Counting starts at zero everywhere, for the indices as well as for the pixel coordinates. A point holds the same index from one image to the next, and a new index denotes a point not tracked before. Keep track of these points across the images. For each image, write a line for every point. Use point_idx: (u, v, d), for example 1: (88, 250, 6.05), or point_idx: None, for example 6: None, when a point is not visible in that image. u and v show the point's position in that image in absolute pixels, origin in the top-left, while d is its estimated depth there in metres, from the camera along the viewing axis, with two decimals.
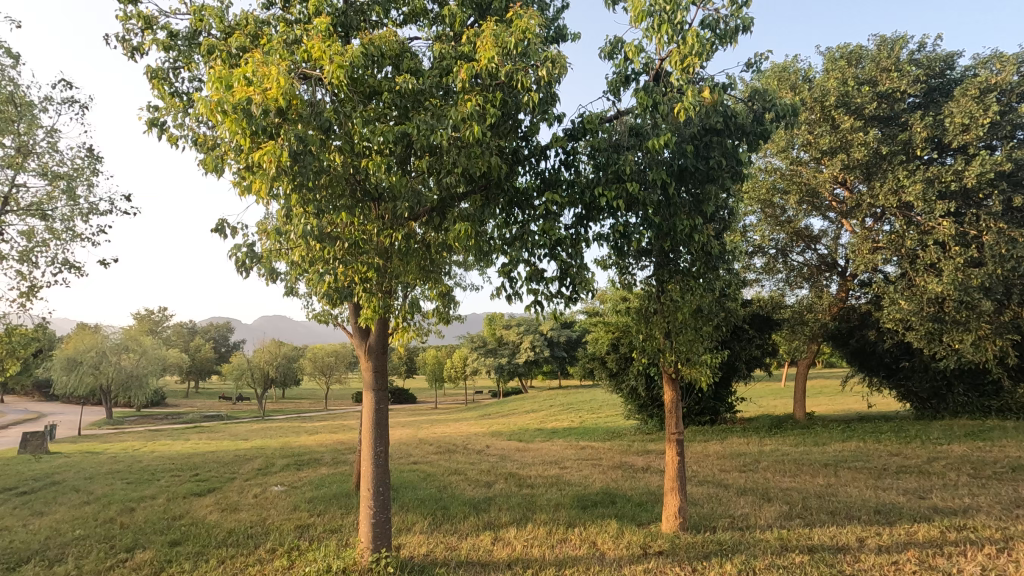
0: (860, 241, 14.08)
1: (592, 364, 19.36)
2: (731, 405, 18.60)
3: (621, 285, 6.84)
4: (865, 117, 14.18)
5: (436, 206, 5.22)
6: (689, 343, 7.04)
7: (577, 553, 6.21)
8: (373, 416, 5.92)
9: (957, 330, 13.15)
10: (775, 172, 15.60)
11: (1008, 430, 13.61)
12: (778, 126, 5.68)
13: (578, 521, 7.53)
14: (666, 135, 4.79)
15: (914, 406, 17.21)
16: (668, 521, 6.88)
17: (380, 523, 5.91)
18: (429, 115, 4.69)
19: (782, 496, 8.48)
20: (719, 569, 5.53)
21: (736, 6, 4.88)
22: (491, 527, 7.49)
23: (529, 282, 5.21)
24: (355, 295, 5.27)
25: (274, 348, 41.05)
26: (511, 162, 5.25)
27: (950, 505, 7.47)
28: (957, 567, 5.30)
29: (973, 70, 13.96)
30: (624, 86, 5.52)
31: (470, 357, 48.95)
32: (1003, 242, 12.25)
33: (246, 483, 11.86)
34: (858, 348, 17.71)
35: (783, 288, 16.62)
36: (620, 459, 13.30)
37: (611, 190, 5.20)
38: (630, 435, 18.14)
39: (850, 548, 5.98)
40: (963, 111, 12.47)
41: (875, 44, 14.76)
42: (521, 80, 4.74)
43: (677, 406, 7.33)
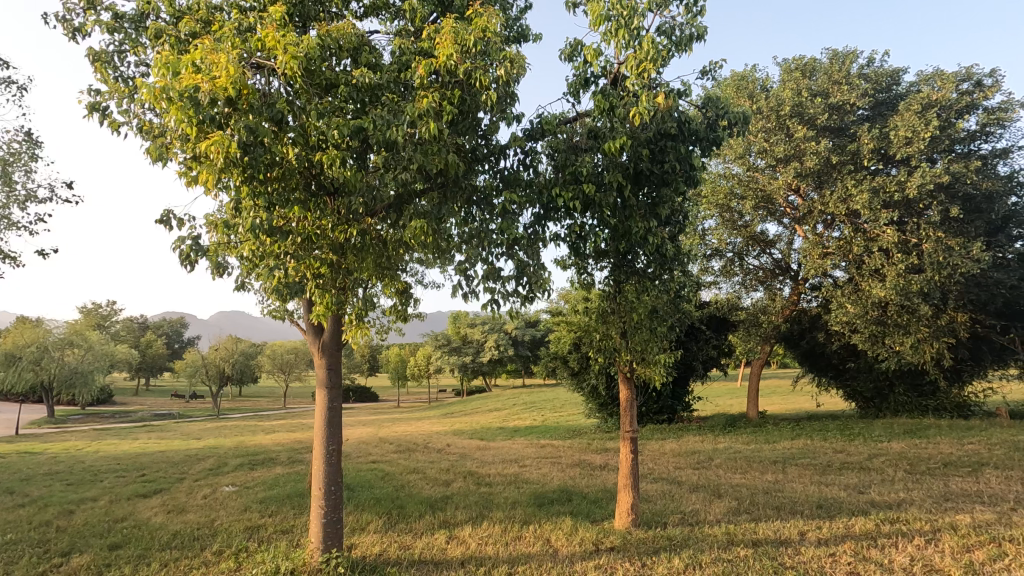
0: (811, 246, 14.62)
1: (554, 363, 19.53)
2: (687, 404, 19.06)
3: (580, 285, 6.93)
4: (818, 128, 14.78)
5: (393, 203, 5.16)
6: (644, 343, 7.18)
7: (530, 551, 6.25)
8: (326, 414, 5.82)
9: (898, 333, 13.83)
10: (733, 177, 16.02)
11: (943, 428, 14.38)
12: (731, 133, 5.82)
13: (534, 518, 7.58)
14: (621, 138, 4.89)
15: (859, 405, 18.02)
16: (621, 517, 7.01)
17: (331, 522, 5.83)
18: (386, 110, 4.66)
19: (731, 492, 8.74)
20: (667, 564, 5.66)
21: (691, 14, 5.00)
22: (446, 525, 7.47)
23: (485, 281, 5.20)
24: (306, 291, 5.17)
25: (231, 344, 39.80)
26: (470, 160, 5.24)
27: (886, 499, 7.86)
28: (888, 558, 5.58)
29: (916, 87, 14.73)
30: (583, 89, 5.58)
31: (433, 356, 48.57)
32: (941, 250, 12.93)
33: (196, 484, 11.48)
34: (809, 349, 18.40)
35: (739, 291, 17.00)
36: (579, 457, 13.47)
37: (568, 191, 5.26)
38: (590, 433, 18.36)
39: (791, 541, 6.22)
40: (907, 125, 13.12)
41: (828, 57, 15.42)
42: (479, 79, 4.74)
43: (632, 405, 7.45)
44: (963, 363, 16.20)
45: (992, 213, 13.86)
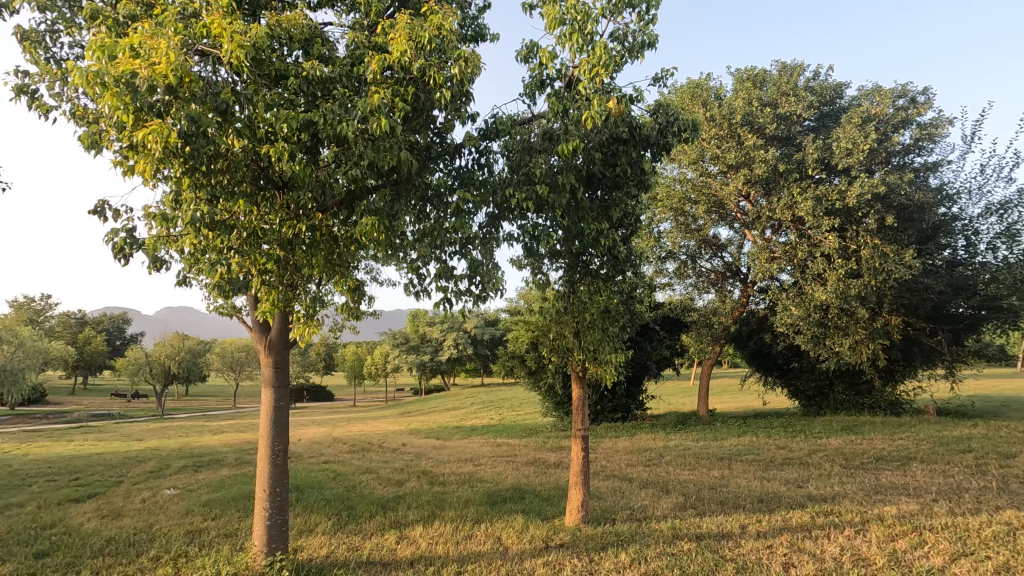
0: (759, 251, 15.20)
1: (511, 362, 19.66)
2: (641, 402, 19.47)
3: (535, 285, 6.97)
4: (767, 136, 15.41)
5: (345, 199, 5.07)
6: (596, 342, 7.30)
7: (480, 549, 6.27)
8: (272, 415, 5.68)
9: (838, 334, 14.58)
10: (687, 182, 16.45)
11: (876, 425, 15.22)
12: (681, 139, 5.96)
13: (485, 517, 7.61)
14: (573, 141, 4.97)
15: (801, 403, 18.95)
16: (571, 514, 7.12)
17: (276, 525, 5.70)
18: (337, 104, 4.57)
19: (679, 488, 9.01)
20: (614, 559, 5.79)
21: (643, 22, 5.12)
22: (397, 525, 7.40)
23: (438, 280, 5.18)
24: (251, 287, 5.04)
25: (177, 341, 38.17)
26: (424, 158, 5.19)
27: (822, 493, 8.26)
28: (821, 548, 5.87)
29: (857, 101, 15.54)
30: (539, 90, 5.63)
31: (391, 354, 47.95)
32: (877, 256, 13.68)
33: (136, 487, 10.98)
34: (756, 350, 19.12)
35: (692, 292, 17.46)
36: (534, 455, 13.58)
37: (521, 191, 5.26)
38: (546, 432, 18.54)
39: (732, 534, 6.46)
40: (849, 137, 13.83)
41: (777, 69, 16.07)
42: (434, 77, 4.71)
43: (584, 405, 7.56)
44: (896, 363, 17.16)
45: (924, 222, 14.72)
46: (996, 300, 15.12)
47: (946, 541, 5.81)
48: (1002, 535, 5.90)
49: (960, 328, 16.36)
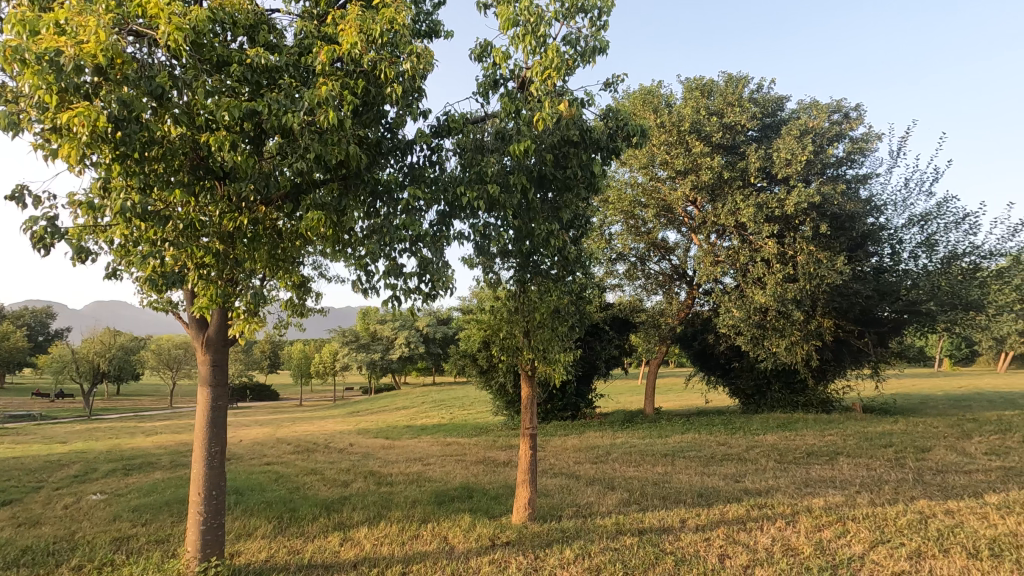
0: (704, 255, 15.75)
1: (463, 360, 19.62)
2: (590, 401, 19.78)
3: (487, 284, 6.95)
4: (713, 144, 15.98)
5: (290, 191, 4.91)
6: (545, 342, 7.39)
7: (426, 549, 6.23)
8: (209, 415, 5.45)
9: (776, 335, 15.31)
10: (638, 186, 16.86)
11: (809, 421, 16.07)
12: (630, 144, 6.08)
13: (432, 516, 7.56)
14: (525, 142, 5.00)
15: (741, 402, 19.76)
16: (517, 512, 7.17)
17: (211, 529, 5.48)
18: (282, 94, 4.42)
19: (624, 484, 9.24)
20: (559, 555, 5.87)
21: (595, 27, 5.20)
22: (341, 527, 7.25)
23: (386, 277, 5.08)
24: (186, 281, 4.82)
25: (107, 338, 35.96)
26: (374, 153, 5.09)
27: (758, 487, 8.66)
28: (754, 539, 6.15)
29: (797, 114, 16.35)
30: (492, 90, 5.63)
31: (340, 352, 46.93)
32: (812, 262, 14.42)
33: (57, 492, 10.27)
34: (700, 350, 19.84)
35: (641, 293, 17.90)
36: (483, 454, 13.59)
37: (472, 190, 5.23)
38: (496, 431, 18.58)
39: (673, 528, 6.68)
40: (788, 148, 14.55)
41: (724, 80, 16.70)
42: (385, 71, 4.63)
43: (533, 404, 7.62)
44: (827, 363, 18.18)
45: (854, 231, 15.66)
46: (916, 305, 16.26)
47: (866, 530, 6.21)
48: (915, 523, 6.36)
49: (884, 331, 17.48)
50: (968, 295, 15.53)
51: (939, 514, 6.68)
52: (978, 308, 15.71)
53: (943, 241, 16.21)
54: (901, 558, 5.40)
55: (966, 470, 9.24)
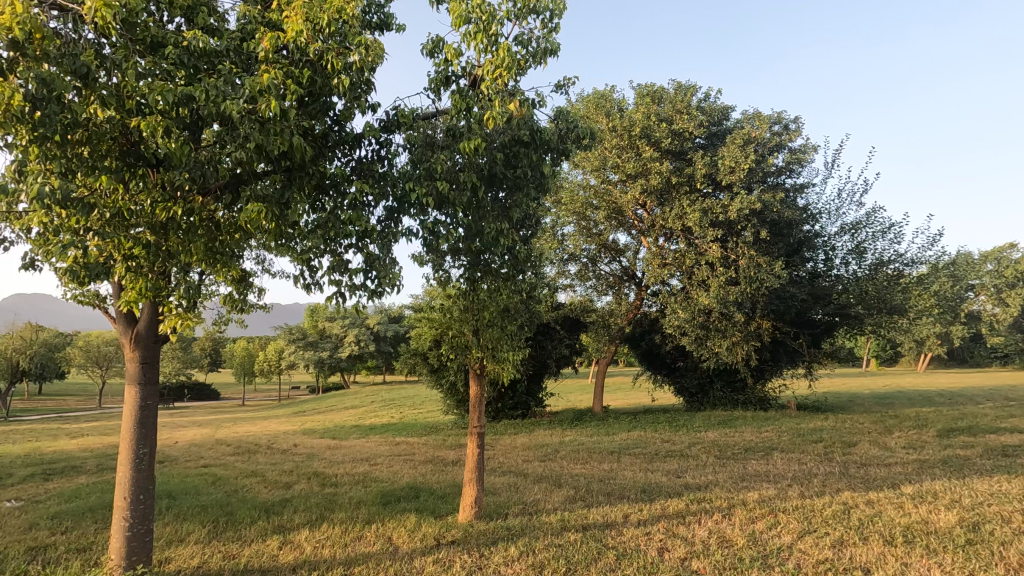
0: (653, 257, 16.21)
1: (414, 359, 19.41)
2: (540, 400, 19.92)
3: (436, 282, 6.88)
4: (662, 150, 16.44)
5: (229, 182, 4.71)
6: (495, 339, 7.40)
7: (369, 550, 6.12)
8: (137, 414, 5.17)
9: (718, 336, 15.91)
10: (590, 188, 17.15)
11: (747, 418, 16.80)
12: (580, 146, 6.16)
13: (377, 517, 7.44)
14: (475, 140, 4.99)
15: (685, 400, 20.42)
16: (464, 511, 7.16)
17: (138, 535, 5.20)
18: (221, 80, 4.23)
19: (570, 481, 9.38)
20: (503, 552, 5.91)
21: (547, 29, 5.23)
22: (281, 530, 7.03)
23: (331, 273, 4.95)
24: (113, 274, 4.55)
25: (28, 333, 33.44)
26: (320, 145, 4.94)
27: (698, 482, 8.98)
28: (692, 532, 6.38)
29: (741, 123, 17.03)
30: (444, 86, 5.58)
31: (287, 349, 45.44)
32: (752, 266, 15.08)
33: None
34: (648, 350, 20.38)
35: (592, 293, 18.20)
36: (432, 453, 13.47)
37: (421, 187, 5.16)
38: (446, 430, 18.46)
39: (616, 523, 6.83)
40: (732, 156, 15.16)
41: (673, 88, 17.20)
42: (332, 62, 4.52)
43: (481, 402, 7.61)
44: (765, 363, 19.03)
45: (791, 237, 16.47)
46: (846, 308, 17.27)
47: (795, 521, 6.55)
48: (839, 513, 6.76)
49: (818, 332, 18.46)
50: (892, 300, 16.66)
51: (860, 504, 7.13)
52: (900, 312, 16.87)
53: (871, 248, 17.28)
54: (825, 547, 5.72)
55: (886, 463, 9.90)
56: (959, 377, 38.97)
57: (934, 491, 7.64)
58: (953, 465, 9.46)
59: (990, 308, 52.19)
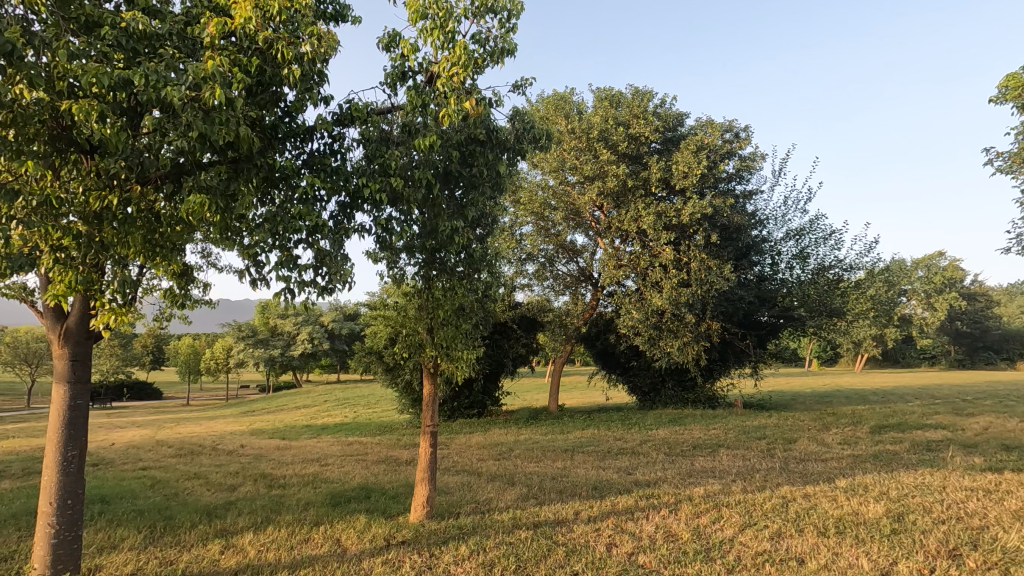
0: (608, 258, 16.52)
1: (368, 358, 19.08)
2: (496, 399, 19.93)
3: (390, 279, 6.78)
4: (619, 153, 16.77)
5: (171, 171, 4.52)
6: (450, 338, 7.34)
7: (316, 553, 5.98)
8: (65, 416, 4.87)
9: (670, 337, 16.34)
10: (549, 189, 17.27)
11: (696, 417, 17.31)
12: (535, 147, 6.19)
13: (326, 519, 7.28)
14: (430, 136, 4.96)
15: (638, 399, 20.87)
16: (415, 510, 7.10)
17: (65, 542, 4.92)
18: (162, 65, 4.05)
19: (524, 479, 9.44)
20: (454, 551, 5.89)
21: (505, 28, 5.25)
22: (224, 534, 6.78)
23: (279, 269, 4.81)
24: (38, 265, 4.28)
25: None
26: (270, 136, 4.79)
27: (647, 478, 9.21)
28: (639, 527, 6.53)
29: (694, 130, 17.53)
30: (401, 81, 5.51)
31: (235, 347, 43.85)
32: (703, 269, 15.54)
33: None
34: (603, 350, 20.73)
35: (549, 293, 18.35)
36: (386, 453, 13.28)
37: (374, 182, 5.08)
38: (401, 429, 18.23)
39: (567, 520, 6.92)
40: (685, 162, 15.60)
41: (631, 93, 17.57)
42: (282, 51, 4.39)
43: (434, 401, 7.56)
44: (714, 363, 19.65)
45: (740, 242, 17.06)
46: (790, 311, 18.05)
47: (737, 515, 6.80)
48: (778, 507, 7.07)
49: (764, 334, 19.16)
50: (831, 303, 17.53)
51: (797, 498, 7.48)
52: (839, 315, 17.75)
53: (814, 254, 18.14)
54: (764, 539, 5.98)
55: (823, 458, 10.43)
56: (891, 376, 41.36)
57: (865, 484, 8.08)
58: (884, 459, 10.03)
59: (921, 312, 55.05)
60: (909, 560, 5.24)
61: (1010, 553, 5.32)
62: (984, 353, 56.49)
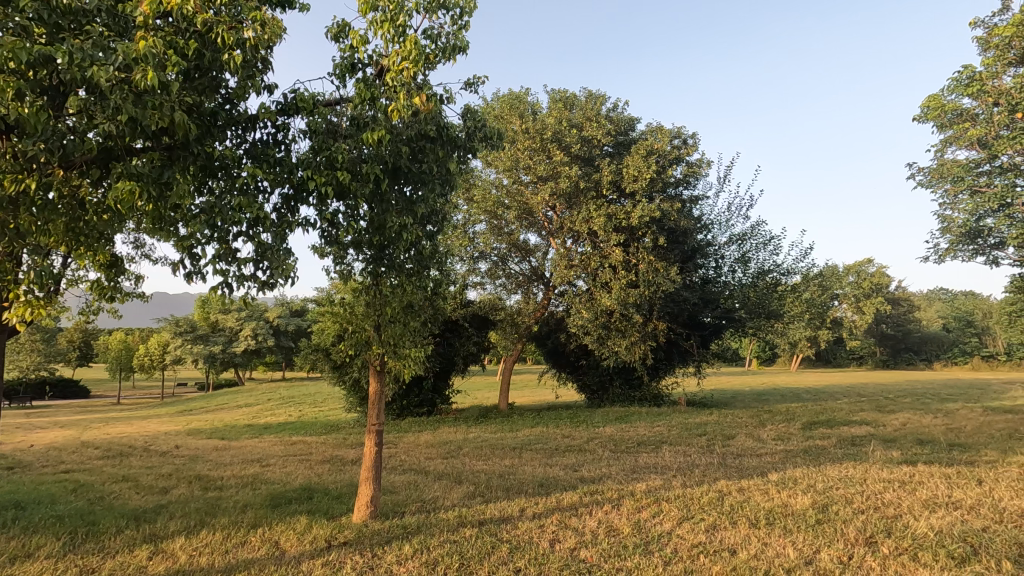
0: (560, 259, 16.74)
1: (315, 355, 18.59)
2: (446, 397, 19.82)
3: (337, 274, 6.63)
4: (572, 155, 17.00)
5: (99, 155, 4.25)
6: (397, 336, 7.21)
7: (253, 556, 5.79)
8: None
9: (618, 337, 16.73)
10: (502, 188, 17.29)
11: (642, 414, 17.79)
12: (486, 145, 6.19)
13: (263, 521, 7.04)
14: (379, 131, 4.89)
15: (587, 397, 21.26)
16: (358, 511, 6.97)
17: None
18: (89, 43, 3.81)
19: (471, 478, 9.44)
20: (397, 551, 5.82)
21: (457, 26, 5.23)
22: (153, 539, 6.46)
23: (217, 262, 4.61)
24: None
25: None
26: (209, 124, 4.58)
27: (592, 475, 9.39)
28: (583, 523, 6.64)
29: (645, 134, 18.00)
30: (350, 73, 5.40)
31: (172, 343, 41.78)
32: (650, 270, 15.98)
33: None
34: (553, 349, 20.98)
35: (501, 292, 18.41)
36: (331, 453, 12.97)
37: (320, 175, 4.95)
38: (347, 429, 17.83)
39: (512, 517, 6.98)
40: (635, 166, 16.02)
41: (584, 96, 17.88)
42: (222, 35, 4.22)
43: (381, 399, 7.46)
44: (660, 363, 20.20)
45: (686, 245, 17.67)
46: (731, 312, 18.82)
47: (676, 509, 7.04)
48: (714, 500, 7.37)
49: (707, 334, 19.83)
50: (769, 306, 18.57)
51: (733, 491, 7.82)
52: (777, 317, 18.86)
53: (755, 258, 18.97)
54: (700, 532, 6.22)
55: (758, 454, 10.94)
56: (823, 377, 43.67)
57: (794, 477, 8.54)
58: (812, 454, 10.63)
59: (851, 315, 59.00)
60: (830, 549, 5.57)
61: (919, 539, 5.75)
62: (905, 354, 60.66)
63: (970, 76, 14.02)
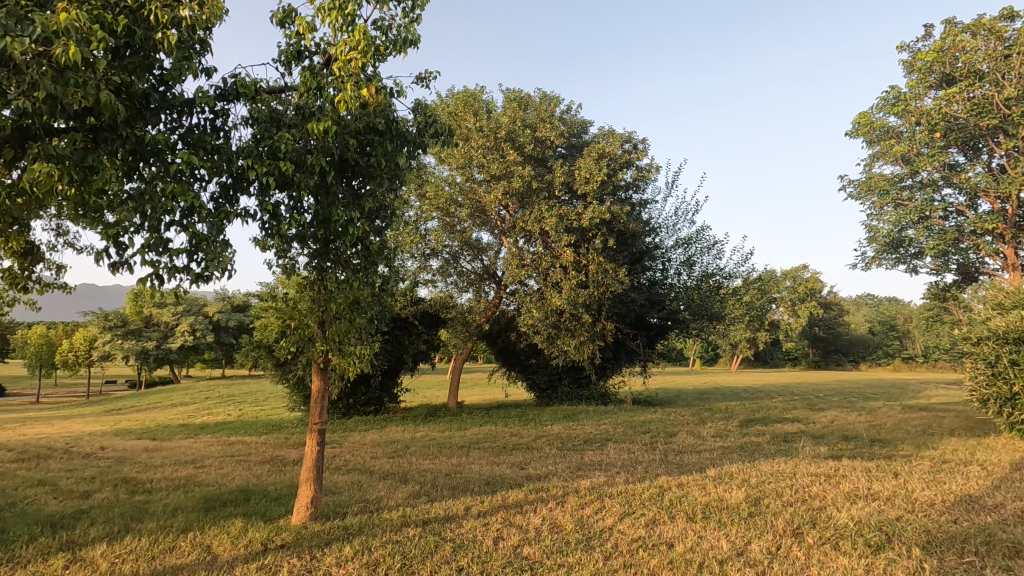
0: (511, 258, 16.80)
1: (257, 352, 17.89)
2: (394, 396, 19.53)
3: (279, 269, 6.40)
4: (526, 155, 17.10)
5: (14, 133, 3.95)
6: (342, 333, 7.00)
7: (182, 562, 5.52)
8: None
9: (567, 336, 16.96)
10: (455, 185, 17.17)
11: (589, 413, 18.10)
12: (437, 141, 6.11)
13: (195, 525, 6.71)
14: (324, 122, 4.76)
15: (536, 395, 21.46)
16: (297, 513, 6.76)
17: None
18: (4, 12, 3.53)
19: (417, 477, 9.33)
20: (337, 553, 5.69)
21: (408, 19, 5.15)
22: (70, 546, 6.04)
23: (146, 252, 4.36)
24: None
25: None
26: (139, 105, 4.32)
27: (538, 472, 9.48)
28: (528, 521, 6.68)
29: (597, 137, 18.30)
30: (295, 61, 5.23)
31: (99, 339, 39.28)
32: (599, 271, 16.25)
33: None
34: (503, 347, 21.03)
35: (452, 290, 18.32)
36: (271, 454, 12.51)
37: (261, 165, 4.76)
38: (289, 428, 17.26)
39: (457, 516, 6.94)
40: (587, 168, 16.29)
41: (539, 97, 18.00)
42: (155, 13, 4.01)
43: (324, 398, 7.26)
44: (607, 362, 20.59)
45: (635, 247, 18.03)
46: (676, 314, 19.41)
47: (618, 505, 7.20)
48: (655, 496, 7.59)
49: (653, 335, 20.33)
50: (712, 308, 19.30)
51: (672, 487, 8.07)
52: (717, 318, 19.66)
53: (699, 261, 19.63)
54: (639, 526, 6.38)
55: (698, 450, 11.35)
56: (761, 377, 45.71)
57: (730, 472, 8.91)
58: (747, 450, 11.11)
59: (787, 318, 61.87)
60: (760, 540, 5.83)
61: (840, 529, 6.11)
62: (835, 356, 64.42)
63: (896, 96, 15.02)
